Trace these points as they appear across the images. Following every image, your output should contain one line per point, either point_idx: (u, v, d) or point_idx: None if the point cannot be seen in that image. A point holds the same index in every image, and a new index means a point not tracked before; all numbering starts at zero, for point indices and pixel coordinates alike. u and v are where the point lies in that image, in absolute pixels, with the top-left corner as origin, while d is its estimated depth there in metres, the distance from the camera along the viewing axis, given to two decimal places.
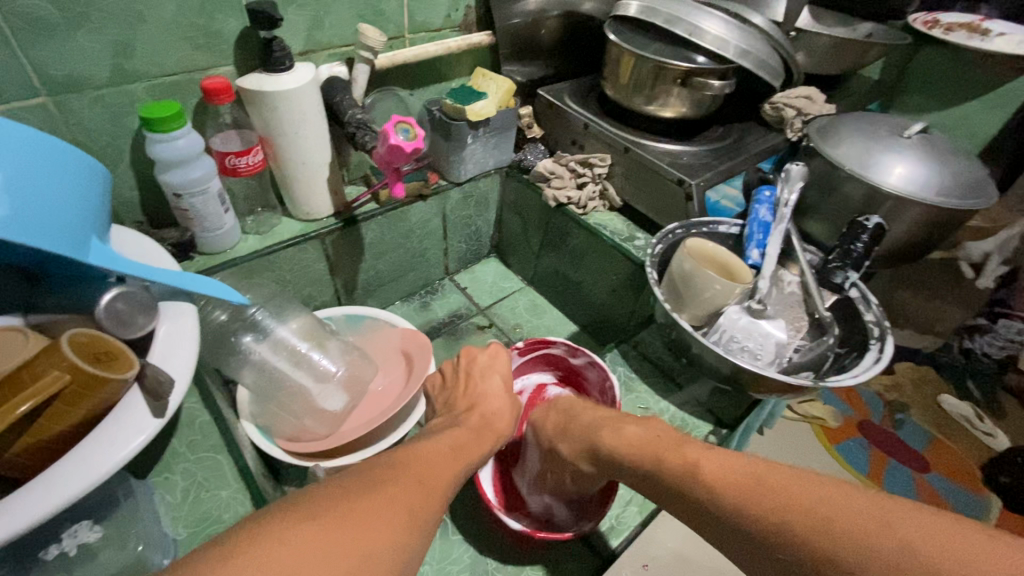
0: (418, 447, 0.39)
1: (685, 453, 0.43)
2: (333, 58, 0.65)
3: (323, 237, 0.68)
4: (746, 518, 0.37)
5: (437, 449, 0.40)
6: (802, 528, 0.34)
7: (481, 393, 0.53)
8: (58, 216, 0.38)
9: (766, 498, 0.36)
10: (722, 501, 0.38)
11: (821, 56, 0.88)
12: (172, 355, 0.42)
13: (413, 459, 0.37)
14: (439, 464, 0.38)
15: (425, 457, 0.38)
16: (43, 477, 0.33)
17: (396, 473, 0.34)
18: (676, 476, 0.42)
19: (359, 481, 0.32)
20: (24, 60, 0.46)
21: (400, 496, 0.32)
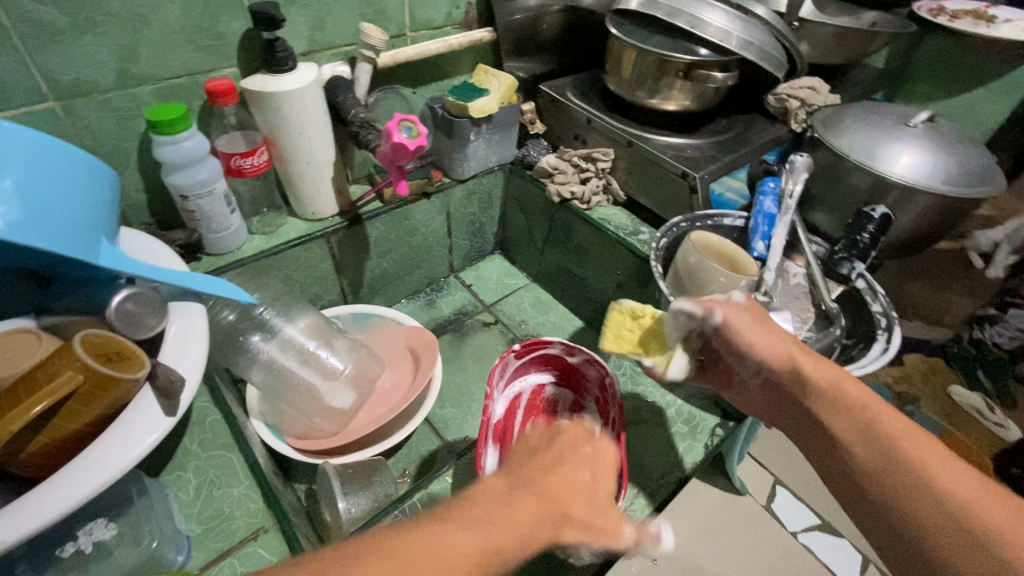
0: (494, 527, 0.28)
1: (858, 396, 0.39)
2: (335, 57, 0.65)
3: (328, 236, 0.68)
4: (884, 484, 0.34)
5: (498, 545, 0.28)
6: (921, 510, 0.32)
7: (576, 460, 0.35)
8: (69, 219, 0.39)
9: (941, 497, 0.32)
10: (891, 473, 0.34)
11: (824, 46, 0.87)
12: (182, 354, 0.42)
13: (437, 565, 0.25)
14: (518, 520, 0.29)
15: (467, 553, 0.26)
16: (58, 476, 0.34)
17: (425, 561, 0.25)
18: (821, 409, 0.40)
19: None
20: (31, 65, 0.46)
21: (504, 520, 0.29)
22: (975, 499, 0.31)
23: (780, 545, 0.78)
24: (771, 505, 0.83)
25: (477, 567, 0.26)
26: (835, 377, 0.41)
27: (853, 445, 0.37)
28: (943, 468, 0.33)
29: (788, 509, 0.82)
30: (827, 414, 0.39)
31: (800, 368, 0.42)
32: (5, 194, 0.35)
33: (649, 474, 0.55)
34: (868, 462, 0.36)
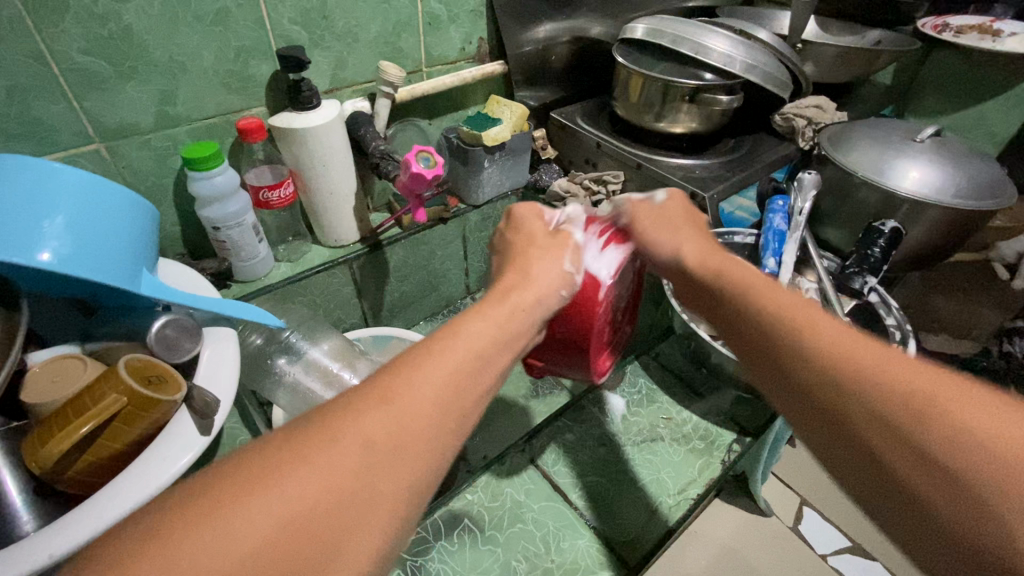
0: (476, 340, 0.33)
1: (816, 320, 0.32)
2: (356, 94, 0.69)
3: (350, 262, 0.71)
4: (837, 377, 0.29)
5: (474, 346, 0.33)
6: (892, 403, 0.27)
7: (515, 290, 0.39)
8: (114, 252, 0.42)
9: (913, 391, 0.27)
10: (845, 368, 0.29)
11: (829, 65, 0.89)
12: (215, 376, 0.45)
13: (432, 365, 0.30)
14: (420, 411, 0.28)
15: (457, 361, 0.31)
16: (102, 494, 0.36)
17: (414, 368, 0.30)
18: (772, 333, 0.33)
19: (391, 394, 0.28)
20: (80, 111, 0.51)
21: (425, 391, 0.29)
22: (932, 390, 0.27)
23: (809, 568, 0.76)
24: (798, 527, 0.81)
25: (470, 370, 0.31)
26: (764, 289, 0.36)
27: (810, 350, 0.31)
28: (886, 359, 0.29)
29: (814, 530, 0.81)
30: (771, 331, 0.33)
31: (759, 309, 0.35)
32: (56, 231, 0.38)
33: (665, 490, 0.51)
34: (829, 371, 0.30)
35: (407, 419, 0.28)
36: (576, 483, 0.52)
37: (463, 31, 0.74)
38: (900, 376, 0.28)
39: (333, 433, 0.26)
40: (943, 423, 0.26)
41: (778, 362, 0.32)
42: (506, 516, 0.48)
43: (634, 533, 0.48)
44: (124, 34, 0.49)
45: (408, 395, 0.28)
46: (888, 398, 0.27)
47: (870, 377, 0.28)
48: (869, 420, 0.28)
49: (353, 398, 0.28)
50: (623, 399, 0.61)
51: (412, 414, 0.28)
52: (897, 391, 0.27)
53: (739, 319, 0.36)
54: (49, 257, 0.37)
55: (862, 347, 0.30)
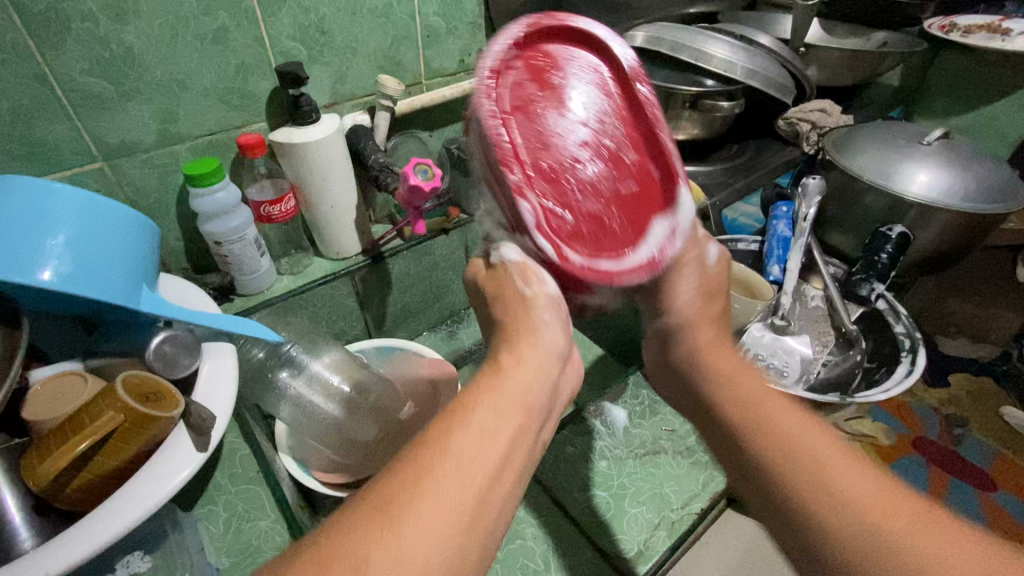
0: (484, 441, 0.31)
1: (816, 438, 0.35)
2: (356, 107, 0.69)
3: (353, 274, 0.71)
4: (808, 497, 0.32)
5: (486, 459, 0.30)
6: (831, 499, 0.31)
7: (520, 360, 0.36)
8: (115, 270, 0.43)
9: (882, 516, 0.29)
10: (812, 490, 0.32)
11: (833, 68, 0.88)
12: (213, 393, 0.45)
13: (445, 485, 0.28)
14: (428, 560, 0.26)
15: (466, 477, 0.29)
16: (99, 511, 0.36)
17: (422, 496, 0.27)
18: (767, 434, 0.36)
19: (387, 523, 0.26)
20: (82, 130, 0.51)
21: (438, 530, 0.26)
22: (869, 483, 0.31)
23: None
24: None
25: (479, 484, 0.29)
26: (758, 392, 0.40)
27: (784, 467, 0.34)
28: (868, 485, 0.31)
29: None
30: (744, 417, 0.38)
31: (746, 395, 0.40)
32: (56, 250, 0.39)
33: (668, 504, 0.50)
34: (795, 468, 0.33)
35: (412, 542, 0.26)
36: (578, 498, 0.51)
37: (462, 43, 0.74)
38: (879, 496, 0.30)
39: None
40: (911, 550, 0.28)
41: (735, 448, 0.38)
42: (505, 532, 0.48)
43: (635, 548, 0.46)
44: (125, 54, 0.50)
45: (411, 530, 0.26)
46: (859, 512, 0.30)
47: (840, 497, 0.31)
48: (833, 532, 0.30)
49: (353, 532, 0.25)
50: (625, 410, 0.60)
51: (419, 535, 0.26)
52: (870, 502, 0.30)
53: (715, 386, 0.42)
54: (50, 276, 0.38)
55: (848, 472, 0.32)
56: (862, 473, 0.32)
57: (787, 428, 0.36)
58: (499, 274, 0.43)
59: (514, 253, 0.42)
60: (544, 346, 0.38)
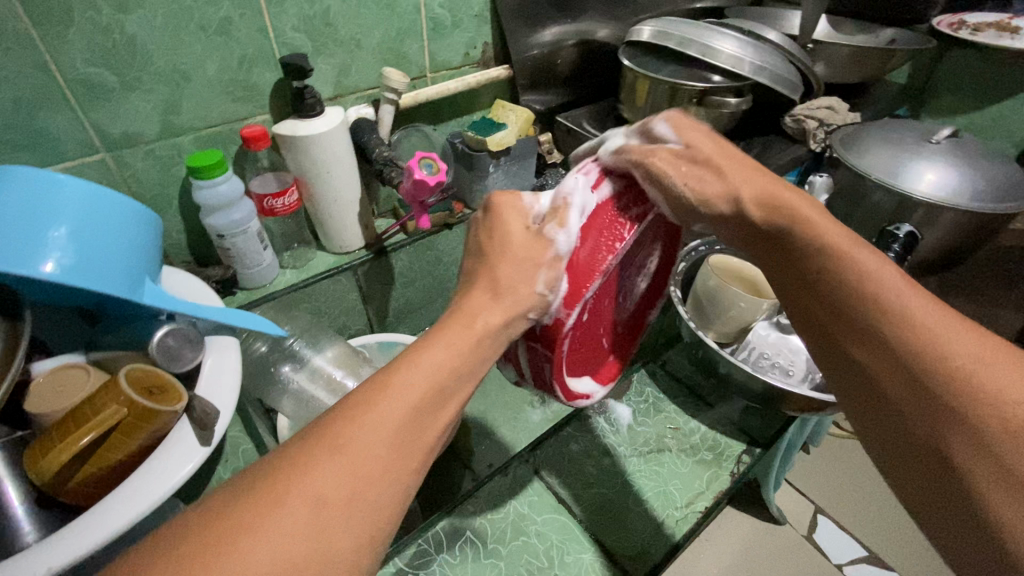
0: (434, 354, 0.31)
1: (910, 303, 0.33)
2: (360, 100, 0.69)
3: (355, 269, 0.71)
4: (907, 368, 0.31)
5: (434, 375, 0.30)
6: (974, 409, 0.29)
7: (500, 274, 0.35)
8: (118, 263, 0.42)
9: (985, 386, 0.29)
10: (920, 367, 0.31)
11: (841, 65, 0.87)
12: (216, 387, 0.45)
13: (393, 394, 0.28)
14: (369, 462, 0.26)
15: (413, 390, 0.29)
16: (102, 506, 0.36)
17: (372, 407, 0.27)
18: (862, 301, 0.34)
19: (340, 426, 0.27)
20: (85, 121, 0.51)
21: (383, 439, 0.27)
22: (1008, 385, 0.29)
23: (816, 566, 0.79)
24: (813, 536, 0.83)
25: (427, 393, 0.29)
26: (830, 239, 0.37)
27: (888, 338, 0.32)
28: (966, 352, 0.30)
29: (832, 542, 0.82)
30: (852, 304, 0.34)
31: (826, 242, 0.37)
32: (59, 242, 0.38)
33: (671, 502, 0.50)
34: (894, 337, 0.32)
35: (354, 476, 0.25)
36: (582, 495, 0.50)
37: (468, 36, 0.73)
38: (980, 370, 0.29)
39: (266, 496, 0.24)
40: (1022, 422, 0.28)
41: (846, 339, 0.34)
42: (509, 529, 0.47)
43: (638, 547, 0.47)
44: (128, 44, 0.50)
45: (357, 438, 0.26)
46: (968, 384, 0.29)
47: (943, 375, 0.30)
48: (944, 415, 0.29)
49: (304, 447, 0.26)
50: (630, 408, 0.59)
51: (357, 473, 0.25)
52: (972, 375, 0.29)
53: (812, 262, 0.37)
54: (52, 268, 0.37)
55: (946, 343, 0.31)
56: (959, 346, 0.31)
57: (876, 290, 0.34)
58: (535, 247, 0.35)
59: (564, 246, 0.35)
60: (512, 316, 0.34)
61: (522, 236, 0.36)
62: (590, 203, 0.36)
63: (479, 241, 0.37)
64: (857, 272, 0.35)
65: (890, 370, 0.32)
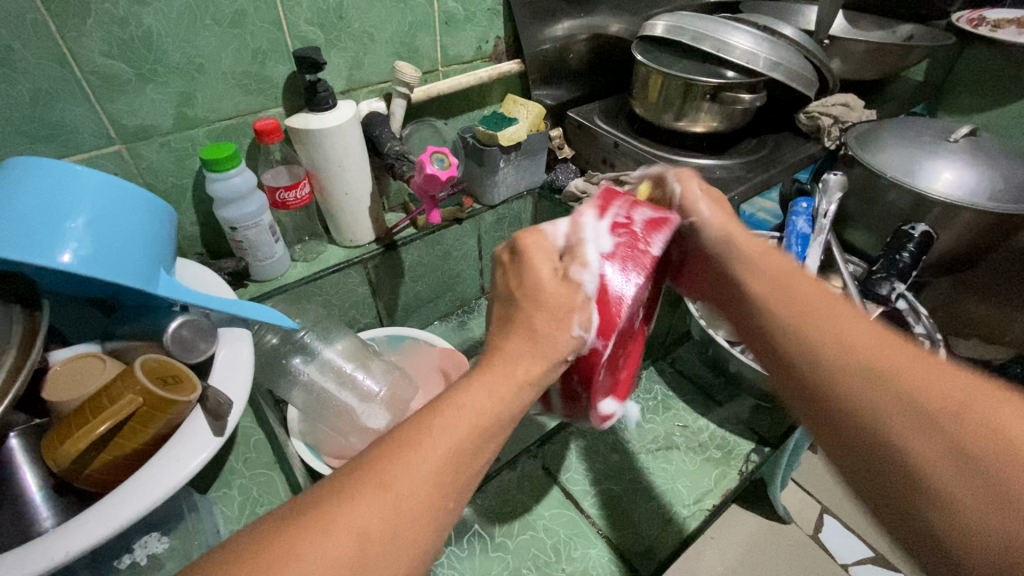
0: (466, 401, 0.32)
1: (841, 320, 0.34)
2: (372, 94, 0.69)
3: (365, 262, 0.71)
4: (849, 380, 0.32)
5: (472, 417, 0.31)
6: (918, 410, 0.29)
7: (520, 331, 0.36)
8: (133, 254, 0.43)
9: (919, 383, 0.30)
10: (861, 372, 0.32)
11: (857, 61, 0.86)
12: (229, 378, 0.45)
13: (434, 430, 0.30)
14: (411, 495, 0.27)
15: (453, 430, 0.30)
16: (117, 493, 0.36)
17: (415, 444, 0.29)
18: (806, 319, 0.35)
19: (390, 461, 0.28)
20: (101, 113, 0.51)
21: (423, 476, 0.28)
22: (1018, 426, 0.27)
23: (822, 566, 0.78)
24: (819, 535, 0.83)
25: (464, 438, 0.30)
26: (770, 270, 0.40)
27: (826, 355, 0.33)
28: (901, 359, 0.31)
29: (839, 543, 0.82)
30: (793, 325, 0.36)
31: (767, 274, 0.40)
32: (77, 233, 0.39)
33: (679, 500, 0.50)
34: (828, 352, 0.33)
35: (399, 509, 0.27)
36: (589, 491, 0.51)
37: (480, 30, 0.73)
38: (916, 375, 0.30)
39: (311, 529, 0.25)
40: (969, 413, 0.28)
41: (812, 399, 0.34)
42: (517, 523, 0.47)
43: (646, 544, 0.46)
44: (144, 37, 0.50)
45: (404, 473, 0.27)
46: (899, 387, 0.30)
47: (872, 380, 0.31)
48: (892, 417, 0.30)
49: (350, 480, 0.27)
50: (638, 405, 0.59)
51: (404, 503, 0.27)
52: (902, 375, 0.30)
53: (781, 326, 0.37)
54: (69, 258, 0.38)
55: (878, 349, 0.32)
56: (889, 353, 0.32)
57: (808, 314, 0.36)
58: (567, 293, 0.37)
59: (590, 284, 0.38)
60: (546, 371, 0.36)
61: (551, 283, 0.37)
62: (605, 247, 0.40)
63: (510, 287, 0.39)
64: (833, 332, 0.34)
65: (826, 377, 0.33)
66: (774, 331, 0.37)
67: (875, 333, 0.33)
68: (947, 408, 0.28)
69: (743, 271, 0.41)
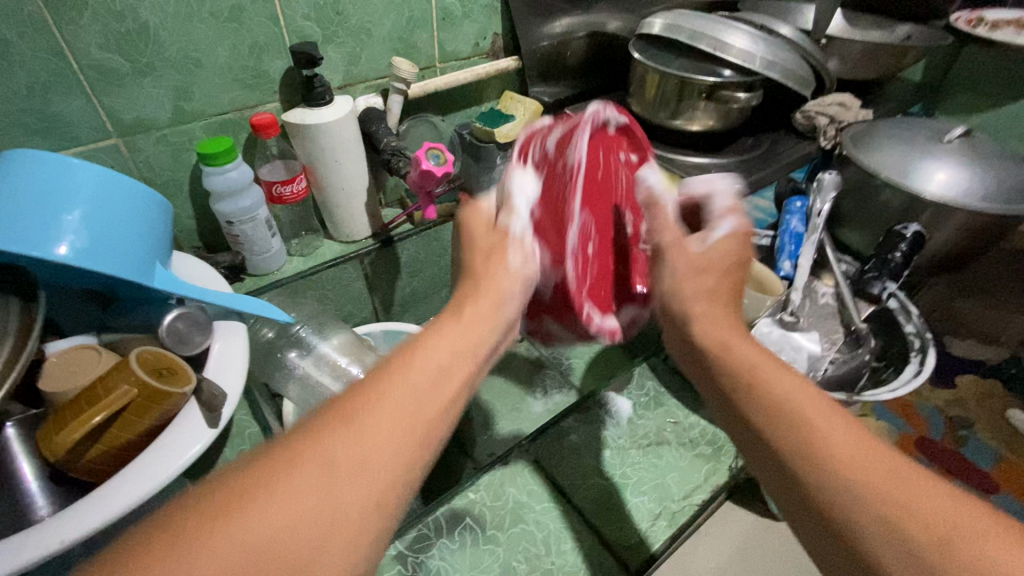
0: (428, 349, 0.34)
1: (810, 406, 0.32)
2: (369, 90, 0.69)
3: (362, 258, 0.71)
4: (814, 477, 0.29)
5: (432, 365, 0.32)
6: (883, 513, 0.26)
7: (482, 291, 0.41)
8: (130, 246, 0.43)
9: (884, 480, 0.27)
10: (826, 466, 0.29)
11: (854, 61, 0.86)
12: (224, 371, 0.45)
13: (399, 378, 0.31)
14: (379, 435, 0.28)
15: (417, 377, 0.31)
16: (112, 483, 0.37)
17: (381, 389, 0.30)
18: (770, 407, 0.33)
19: (354, 404, 0.28)
20: (98, 106, 0.52)
21: (391, 414, 0.29)
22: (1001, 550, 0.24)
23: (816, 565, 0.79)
24: None
25: (427, 385, 0.31)
26: (742, 348, 0.37)
27: (792, 441, 0.31)
28: (872, 455, 0.29)
29: None
30: (762, 406, 0.33)
31: (747, 362, 0.36)
32: (72, 225, 0.39)
33: (669, 495, 0.51)
34: (795, 441, 0.31)
35: (363, 447, 0.27)
36: (580, 486, 0.51)
37: (477, 27, 0.73)
38: (888, 476, 0.27)
39: (277, 469, 0.25)
40: (944, 525, 0.25)
41: (783, 489, 0.31)
42: (509, 516, 0.48)
43: (636, 538, 0.48)
44: (141, 30, 0.50)
45: (369, 415, 0.28)
46: (866, 485, 0.27)
47: (840, 476, 0.28)
48: (857, 518, 0.27)
49: (318, 423, 0.27)
50: (630, 401, 0.59)
51: (369, 441, 0.27)
52: (870, 471, 0.28)
53: (750, 407, 0.34)
54: (65, 250, 0.38)
55: (845, 440, 0.29)
56: (857, 445, 0.29)
57: (778, 395, 0.33)
58: (496, 237, 0.44)
59: (520, 229, 0.44)
60: (494, 315, 0.39)
61: (483, 235, 0.45)
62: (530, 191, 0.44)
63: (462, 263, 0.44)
64: (801, 424, 0.31)
65: (794, 470, 0.30)
66: (744, 413, 0.34)
67: (842, 419, 0.31)
68: (919, 514, 0.26)
69: (711, 344, 0.39)
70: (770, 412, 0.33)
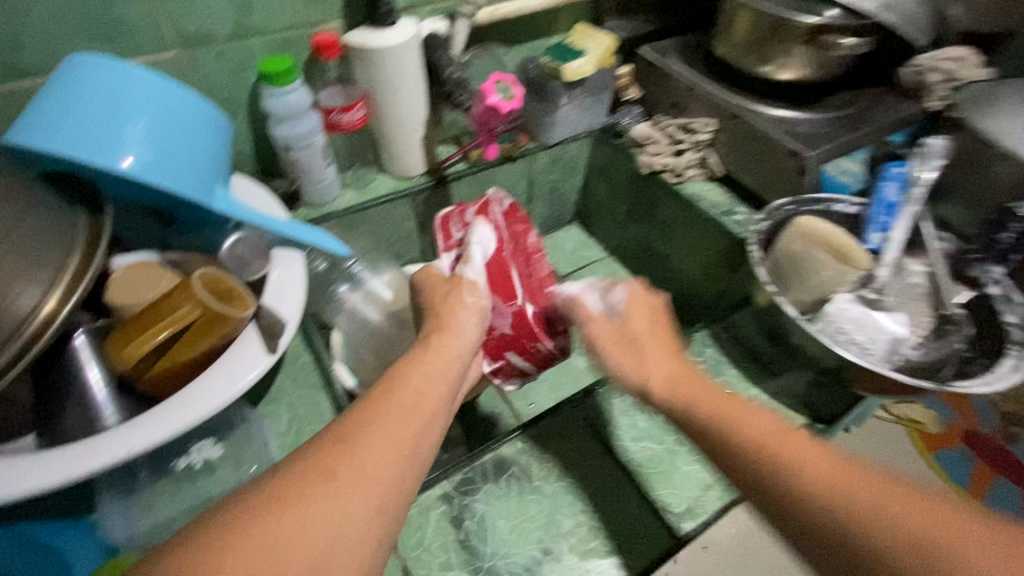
0: (417, 370, 0.36)
1: (769, 425, 0.33)
2: (434, 13, 0.64)
3: (415, 195, 0.69)
4: (788, 483, 0.30)
5: (422, 389, 0.35)
6: (862, 522, 0.27)
7: (457, 320, 0.41)
8: (193, 163, 0.42)
9: (856, 491, 0.28)
10: (802, 477, 0.30)
11: (982, 8, 0.75)
12: (285, 297, 0.45)
13: (395, 402, 0.33)
14: (380, 457, 0.30)
15: (407, 401, 0.33)
16: (176, 399, 0.38)
17: (380, 411, 0.32)
18: (729, 417, 0.34)
19: (353, 431, 0.31)
20: (160, 14, 0.50)
21: (387, 439, 0.31)
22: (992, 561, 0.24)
23: None
24: None
25: (418, 406, 0.33)
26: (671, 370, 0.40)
27: (751, 442, 0.32)
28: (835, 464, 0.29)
29: None
30: (713, 415, 0.35)
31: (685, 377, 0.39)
32: (137, 137, 0.38)
33: None
34: (751, 448, 0.32)
35: (362, 474, 0.29)
36: (630, 447, 0.50)
37: None
38: (857, 481, 0.28)
39: (293, 490, 0.27)
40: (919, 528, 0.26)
41: (763, 499, 0.31)
42: (555, 470, 0.48)
43: (686, 505, 0.45)
44: None
45: (367, 440, 0.30)
46: (839, 489, 0.28)
47: (810, 485, 0.29)
48: (829, 521, 0.28)
49: (324, 443, 0.30)
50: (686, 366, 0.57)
51: (366, 464, 0.29)
52: (840, 477, 0.29)
53: (717, 424, 0.35)
54: (130, 163, 0.38)
55: (818, 453, 0.30)
56: (832, 457, 0.30)
57: (729, 407, 0.35)
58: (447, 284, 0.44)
59: (474, 276, 0.44)
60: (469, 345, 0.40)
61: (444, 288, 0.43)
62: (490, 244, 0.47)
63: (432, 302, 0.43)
64: (770, 441, 0.32)
65: (754, 471, 0.32)
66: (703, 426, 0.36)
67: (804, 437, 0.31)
68: (898, 523, 0.26)
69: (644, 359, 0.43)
70: (727, 424, 0.34)
